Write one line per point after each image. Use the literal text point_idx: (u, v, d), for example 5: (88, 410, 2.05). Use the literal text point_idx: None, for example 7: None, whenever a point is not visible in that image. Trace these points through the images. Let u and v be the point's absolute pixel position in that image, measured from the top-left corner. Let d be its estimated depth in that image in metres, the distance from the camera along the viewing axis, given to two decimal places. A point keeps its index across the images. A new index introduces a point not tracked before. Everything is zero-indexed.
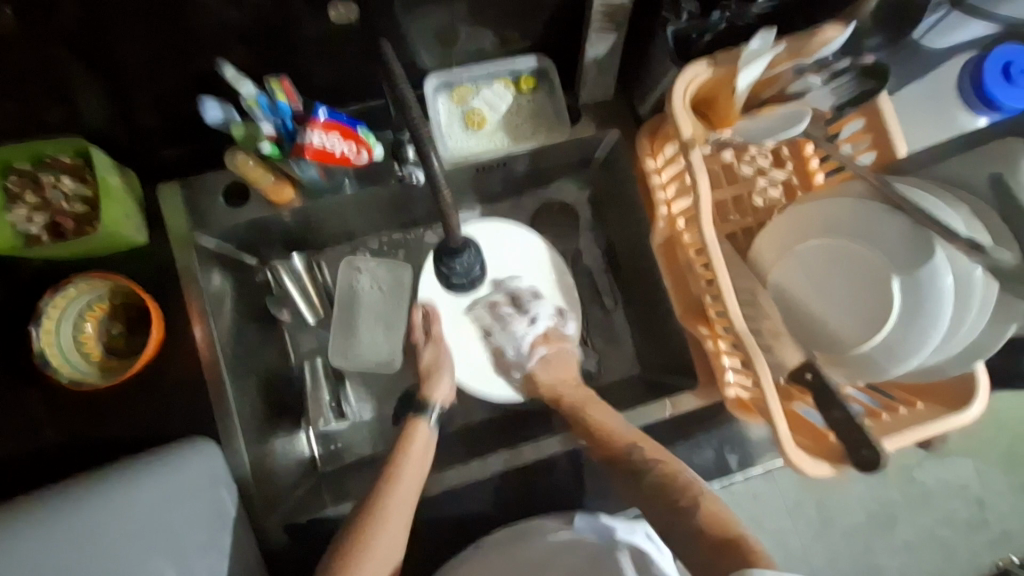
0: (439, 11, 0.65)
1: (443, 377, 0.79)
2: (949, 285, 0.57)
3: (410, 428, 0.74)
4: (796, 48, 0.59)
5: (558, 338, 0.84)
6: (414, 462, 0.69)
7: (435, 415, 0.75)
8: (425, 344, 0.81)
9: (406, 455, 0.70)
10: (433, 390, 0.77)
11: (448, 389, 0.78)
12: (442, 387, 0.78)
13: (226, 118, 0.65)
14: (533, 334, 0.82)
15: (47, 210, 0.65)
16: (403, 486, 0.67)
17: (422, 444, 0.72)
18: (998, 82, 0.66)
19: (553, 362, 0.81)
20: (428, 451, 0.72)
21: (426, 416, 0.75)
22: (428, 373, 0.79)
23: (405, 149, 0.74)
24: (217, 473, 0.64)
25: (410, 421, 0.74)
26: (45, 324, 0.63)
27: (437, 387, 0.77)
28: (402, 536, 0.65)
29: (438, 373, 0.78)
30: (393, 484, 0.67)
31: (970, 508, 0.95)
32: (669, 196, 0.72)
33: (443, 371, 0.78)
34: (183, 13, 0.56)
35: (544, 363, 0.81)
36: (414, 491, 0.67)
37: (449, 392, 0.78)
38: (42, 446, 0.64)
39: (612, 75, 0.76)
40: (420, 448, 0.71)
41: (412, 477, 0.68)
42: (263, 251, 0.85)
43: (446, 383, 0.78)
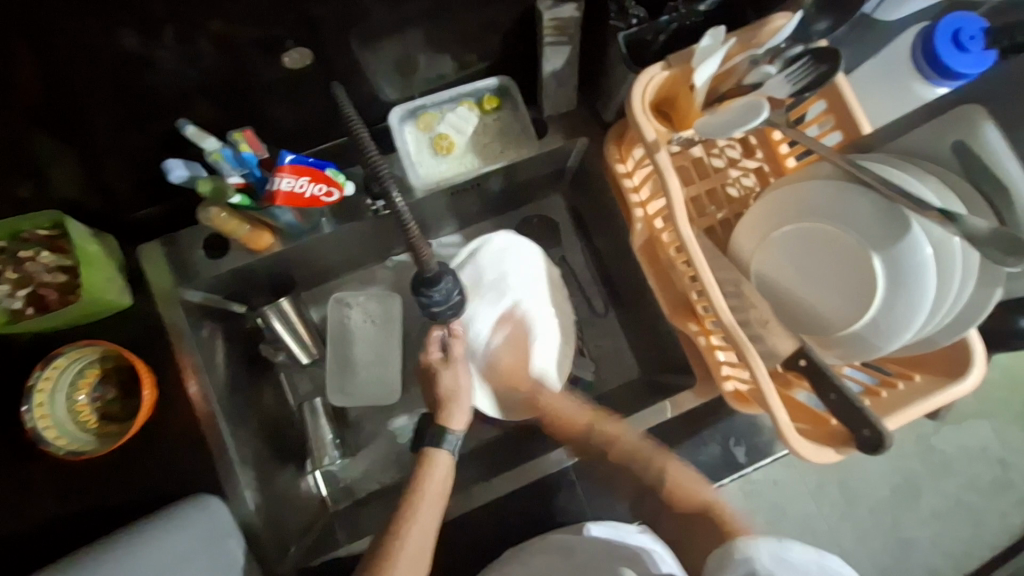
0: (395, 44, 0.66)
1: (461, 402, 0.72)
2: (928, 256, 0.57)
3: (427, 460, 0.69)
4: (747, 40, 0.61)
5: (516, 319, 0.85)
6: (430, 492, 0.66)
7: (450, 444, 0.70)
8: (444, 364, 0.73)
9: (423, 488, 0.66)
10: (450, 417, 0.71)
11: (464, 415, 0.72)
12: (459, 415, 0.71)
13: (191, 174, 0.66)
14: (492, 315, 0.84)
15: (28, 283, 0.66)
16: (425, 506, 0.65)
17: (438, 479, 0.68)
18: (949, 50, 0.66)
19: (514, 342, 0.84)
20: (444, 484, 0.68)
21: (444, 444, 0.70)
22: (445, 400, 0.72)
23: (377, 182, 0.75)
24: (223, 524, 0.63)
25: (426, 454, 0.69)
26: (37, 398, 0.63)
27: (454, 413, 0.71)
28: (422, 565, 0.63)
29: (458, 399, 0.71)
30: (420, 494, 0.65)
31: (994, 470, 0.94)
32: (644, 197, 0.73)
33: (462, 397, 0.71)
34: (144, 76, 0.57)
35: (505, 345, 0.83)
36: (432, 523, 0.64)
37: (466, 418, 0.72)
38: (42, 522, 0.63)
39: (573, 87, 0.77)
40: (439, 479, 0.67)
41: (432, 499, 0.65)
42: (251, 297, 0.85)
43: (464, 408, 0.72)
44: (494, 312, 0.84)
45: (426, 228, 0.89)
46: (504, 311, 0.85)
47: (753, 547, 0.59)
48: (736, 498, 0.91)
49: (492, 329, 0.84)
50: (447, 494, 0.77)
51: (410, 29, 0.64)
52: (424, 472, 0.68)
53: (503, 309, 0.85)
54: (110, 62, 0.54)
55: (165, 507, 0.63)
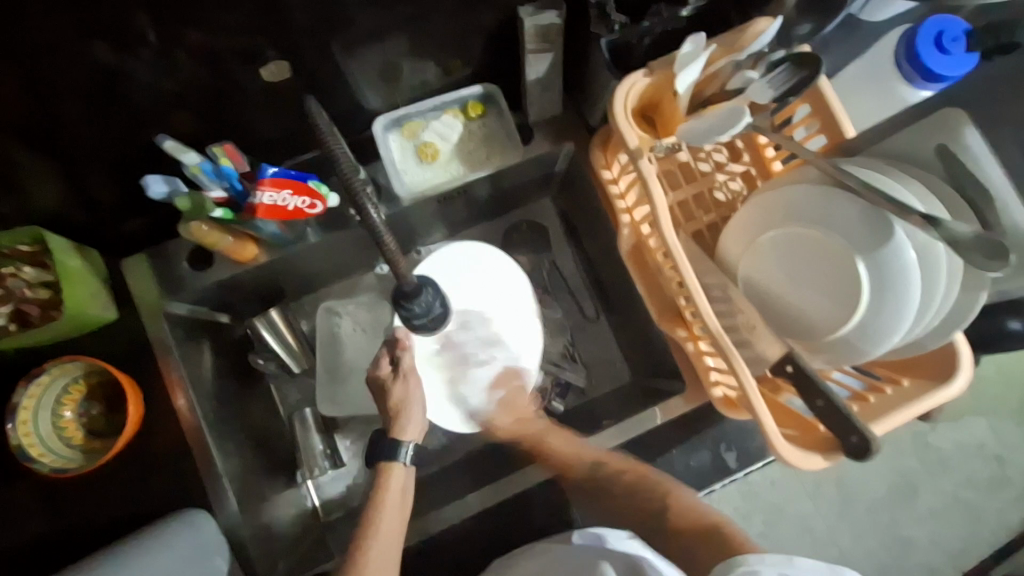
0: (378, 52, 0.65)
1: (413, 413, 0.69)
2: (912, 259, 0.57)
3: (383, 474, 0.67)
4: (729, 45, 0.60)
5: (513, 374, 0.79)
6: (392, 510, 0.65)
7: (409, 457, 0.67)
8: (394, 377, 0.70)
9: (385, 504, 0.65)
10: (402, 430, 0.68)
11: (418, 426, 0.69)
12: (412, 426, 0.68)
13: (171, 190, 0.65)
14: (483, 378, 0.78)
15: (10, 300, 0.66)
16: (386, 522, 0.64)
17: (397, 492, 0.66)
18: (932, 53, 0.66)
19: (511, 401, 0.78)
20: (405, 497, 0.67)
21: (400, 457, 0.67)
22: (397, 412, 0.69)
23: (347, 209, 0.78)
24: (209, 539, 0.63)
25: (382, 467, 0.67)
26: (21, 415, 0.62)
27: (407, 426, 0.68)
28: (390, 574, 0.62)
29: (409, 410, 0.68)
30: (381, 508, 0.64)
31: (991, 467, 0.94)
32: (630, 203, 0.72)
33: (412, 409, 0.68)
34: (121, 89, 0.56)
35: (500, 406, 0.78)
36: (396, 535, 0.64)
37: (421, 428, 0.69)
38: (29, 541, 0.63)
39: (557, 92, 0.77)
40: (396, 492, 0.65)
41: (393, 517, 0.64)
42: (239, 308, 0.84)
43: (418, 419, 0.69)
44: (486, 375, 0.78)
45: (414, 236, 0.89)
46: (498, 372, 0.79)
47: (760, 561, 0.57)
48: (731, 500, 0.91)
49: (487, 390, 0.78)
50: (438, 502, 0.77)
51: (391, 37, 0.63)
52: (383, 483, 0.67)
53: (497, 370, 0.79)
54: (86, 77, 0.53)
55: (152, 524, 0.63)
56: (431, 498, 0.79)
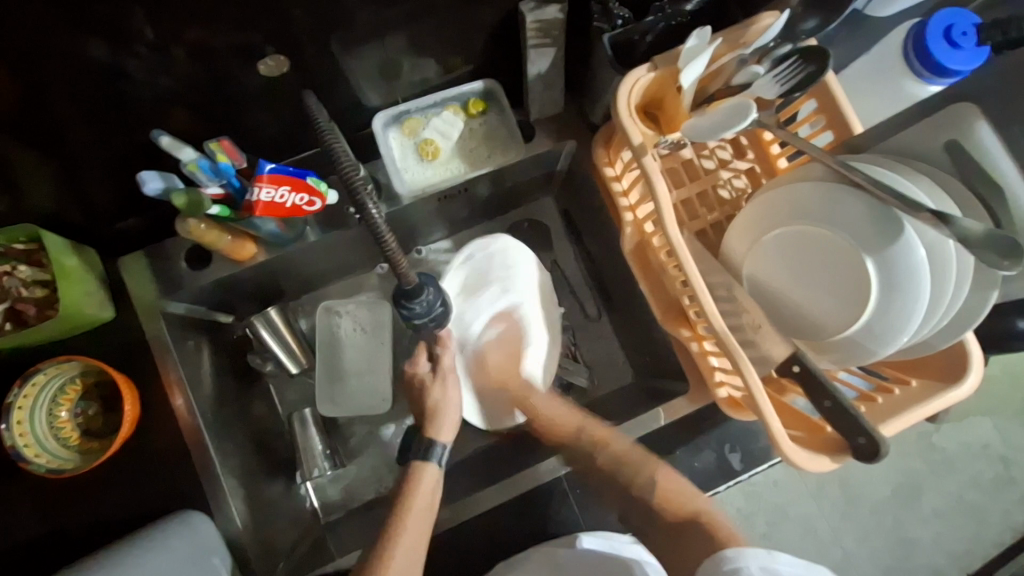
0: (378, 48, 0.64)
1: (449, 415, 0.71)
2: (922, 258, 0.56)
3: (415, 473, 0.67)
4: (734, 40, 0.60)
5: (512, 317, 0.83)
6: (417, 510, 0.64)
7: (440, 458, 0.68)
8: (433, 378, 0.72)
9: (412, 504, 0.64)
10: (439, 429, 0.70)
11: (452, 426, 0.71)
12: (447, 428, 0.70)
13: (167, 186, 0.64)
14: (494, 308, 0.83)
15: (6, 298, 0.65)
16: (413, 522, 0.63)
17: (428, 492, 0.66)
18: (941, 47, 0.65)
19: (507, 339, 0.83)
20: (433, 499, 0.66)
21: (433, 457, 0.68)
22: (433, 412, 0.70)
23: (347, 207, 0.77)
24: (207, 542, 0.62)
25: (415, 467, 0.68)
26: (16, 415, 0.62)
27: (443, 426, 0.70)
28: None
29: (444, 412, 0.70)
30: (406, 511, 0.64)
31: (996, 467, 0.93)
32: (633, 201, 0.72)
33: (449, 411, 0.70)
34: (118, 86, 0.55)
35: (497, 340, 0.83)
36: (422, 537, 0.63)
37: (454, 429, 0.71)
38: (25, 543, 0.62)
39: (559, 89, 0.76)
40: (428, 492, 0.65)
41: (421, 517, 0.64)
42: (238, 307, 0.84)
43: (453, 420, 0.71)
44: (494, 307, 0.84)
45: (415, 234, 0.88)
46: (502, 308, 0.84)
47: (743, 555, 0.62)
48: (735, 501, 0.90)
49: (489, 322, 0.83)
50: (439, 503, 0.76)
51: (391, 33, 0.62)
52: (413, 481, 0.67)
53: (502, 307, 0.84)
54: (83, 74, 0.52)
55: (149, 525, 0.62)
56: None
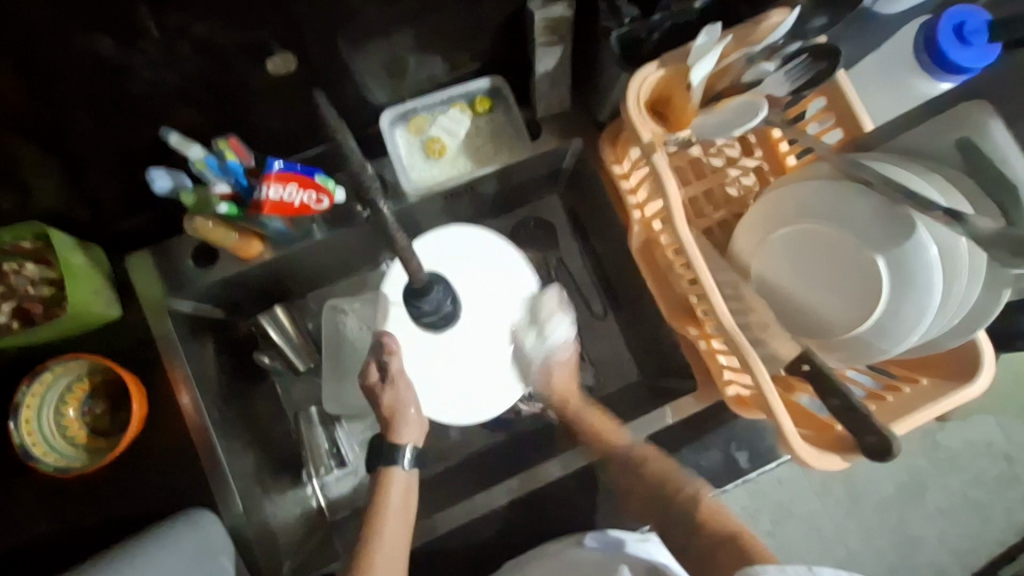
0: (384, 45, 0.64)
1: (408, 416, 0.67)
2: (936, 256, 0.55)
3: (383, 478, 0.65)
4: (744, 36, 0.58)
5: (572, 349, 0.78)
6: (393, 514, 0.63)
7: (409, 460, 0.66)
8: (382, 385, 0.67)
9: (387, 508, 0.63)
10: (401, 434, 0.66)
11: (415, 428, 0.67)
12: (408, 429, 0.66)
13: (175, 184, 0.64)
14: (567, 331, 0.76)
15: (13, 297, 0.65)
16: (392, 526, 0.62)
17: (401, 494, 0.65)
18: (953, 45, 0.65)
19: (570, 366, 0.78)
20: (409, 500, 0.65)
21: (399, 461, 0.65)
22: (390, 418, 0.67)
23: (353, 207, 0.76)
24: (214, 541, 0.62)
25: (382, 473, 0.65)
26: (24, 413, 0.62)
27: (403, 429, 0.66)
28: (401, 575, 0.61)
29: (400, 415, 0.66)
30: (383, 512, 0.62)
31: (1000, 465, 0.93)
32: (641, 199, 0.71)
33: (406, 413, 0.66)
34: (123, 83, 0.55)
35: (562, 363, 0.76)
36: (401, 539, 0.62)
37: (418, 429, 0.67)
38: (32, 542, 0.62)
39: (566, 86, 0.75)
40: (400, 494, 0.64)
41: (398, 519, 0.62)
42: (243, 306, 0.83)
43: (413, 421, 0.67)
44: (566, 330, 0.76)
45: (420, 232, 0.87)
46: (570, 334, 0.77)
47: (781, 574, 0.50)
48: (739, 500, 0.90)
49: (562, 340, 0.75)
50: (444, 501, 0.76)
51: (397, 29, 0.62)
52: (384, 486, 0.65)
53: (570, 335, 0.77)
54: (89, 71, 0.52)
55: (155, 525, 0.62)
56: (437, 498, 0.78)
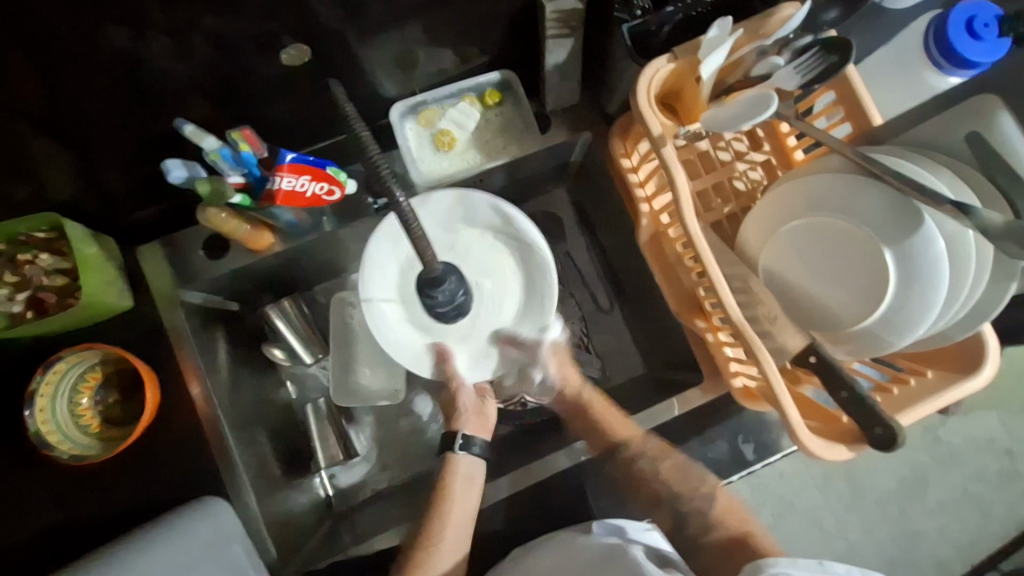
0: (395, 37, 0.64)
1: (466, 407, 0.71)
2: (941, 249, 0.56)
3: (448, 464, 0.69)
4: (754, 31, 0.60)
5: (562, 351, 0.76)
6: (457, 505, 0.66)
7: (464, 446, 0.69)
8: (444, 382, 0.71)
9: (451, 494, 0.67)
10: (459, 421, 0.71)
11: (478, 419, 0.71)
12: (469, 419, 0.71)
13: (190, 175, 0.63)
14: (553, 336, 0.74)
15: (27, 287, 0.65)
16: (456, 515, 0.66)
17: (463, 480, 0.68)
18: (962, 38, 0.65)
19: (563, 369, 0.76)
20: (470, 485, 0.68)
21: (458, 449, 0.69)
22: (451, 406, 0.72)
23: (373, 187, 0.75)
24: (226, 529, 0.63)
25: (446, 458, 0.69)
26: (38, 403, 0.62)
27: (465, 419, 0.71)
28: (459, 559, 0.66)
29: (459, 404, 0.71)
30: (448, 498, 0.66)
31: (1001, 461, 0.93)
32: (649, 193, 0.72)
33: (461, 403, 0.70)
34: (137, 73, 0.55)
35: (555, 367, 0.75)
36: (467, 524, 0.66)
37: (482, 422, 0.72)
38: (46, 529, 0.63)
39: (576, 79, 0.76)
40: (462, 486, 0.67)
41: (462, 511, 0.66)
42: (252, 297, 0.84)
43: (478, 414, 0.72)
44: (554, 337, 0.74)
45: None
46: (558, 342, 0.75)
47: (792, 564, 0.54)
48: (743, 492, 0.91)
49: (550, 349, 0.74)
50: None
51: (409, 22, 0.62)
52: (448, 473, 0.68)
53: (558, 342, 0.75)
54: (104, 61, 0.52)
55: (168, 513, 0.63)
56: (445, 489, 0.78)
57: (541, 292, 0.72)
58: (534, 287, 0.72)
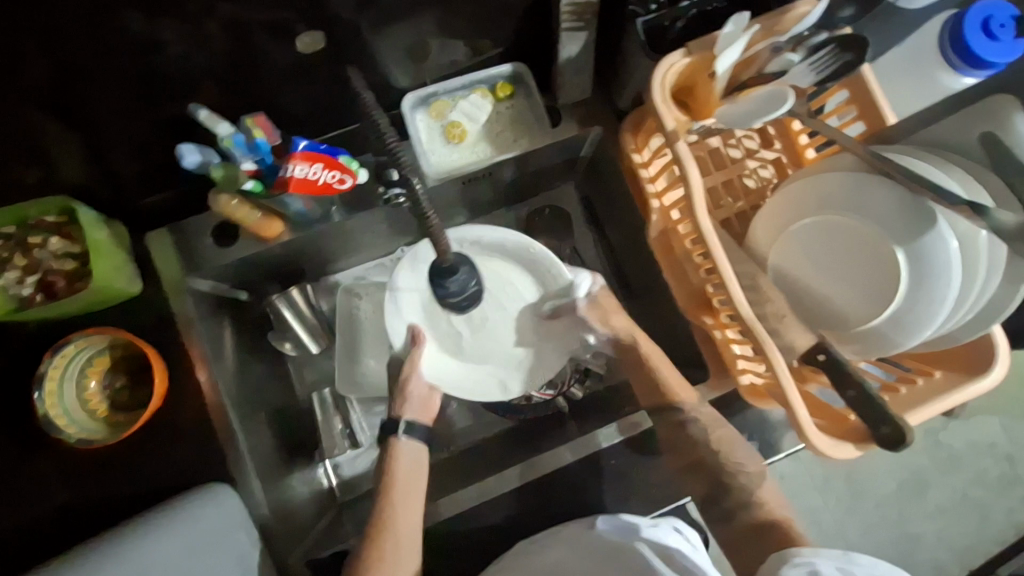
0: (408, 27, 0.64)
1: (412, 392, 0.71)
2: (953, 250, 0.56)
3: (388, 450, 0.67)
4: (768, 28, 0.60)
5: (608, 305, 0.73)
6: (400, 490, 0.65)
7: (407, 431, 0.68)
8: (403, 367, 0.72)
9: (395, 480, 0.65)
10: (404, 407, 0.70)
11: (423, 406, 0.71)
12: (411, 405, 0.70)
13: (203, 160, 0.65)
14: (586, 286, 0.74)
15: (36, 270, 0.65)
16: (400, 505, 0.64)
17: (408, 466, 0.67)
18: (979, 38, 0.65)
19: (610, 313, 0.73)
20: (415, 475, 0.66)
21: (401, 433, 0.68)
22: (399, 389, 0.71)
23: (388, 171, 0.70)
24: (231, 516, 0.63)
25: (387, 444, 0.68)
26: (47, 385, 0.62)
27: (407, 405, 0.70)
28: (410, 556, 0.63)
29: (406, 388, 0.70)
30: (392, 482, 0.65)
31: (1002, 466, 0.93)
32: (660, 188, 0.72)
33: (409, 387, 0.70)
34: (151, 58, 0.55)
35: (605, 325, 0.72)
36: (415, 516, 0.64)
37: (426, 412, 0.71)
38: (51, 513, 0.63)
39: (588, 74, 0.75)
40: (407, 470, 0.66)
41: (405, 497, 0.65)
42: (259, 286, 0.84)
43: (425, 400, 0.71)
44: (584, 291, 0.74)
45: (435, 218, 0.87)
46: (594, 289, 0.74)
47: (816, 554, 0.57)
48: None
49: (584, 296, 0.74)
50: (457, 485, 0.77)
51: (423, 12, 0.62)
52: (391, 458, 0.67)
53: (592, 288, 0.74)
54: (118, 44, 0.52)
55: (175, 498, 0.63)
56: (448, 481, 0.78)
57: (547, 274, 0.76)
58: (541, 271, 0.77)
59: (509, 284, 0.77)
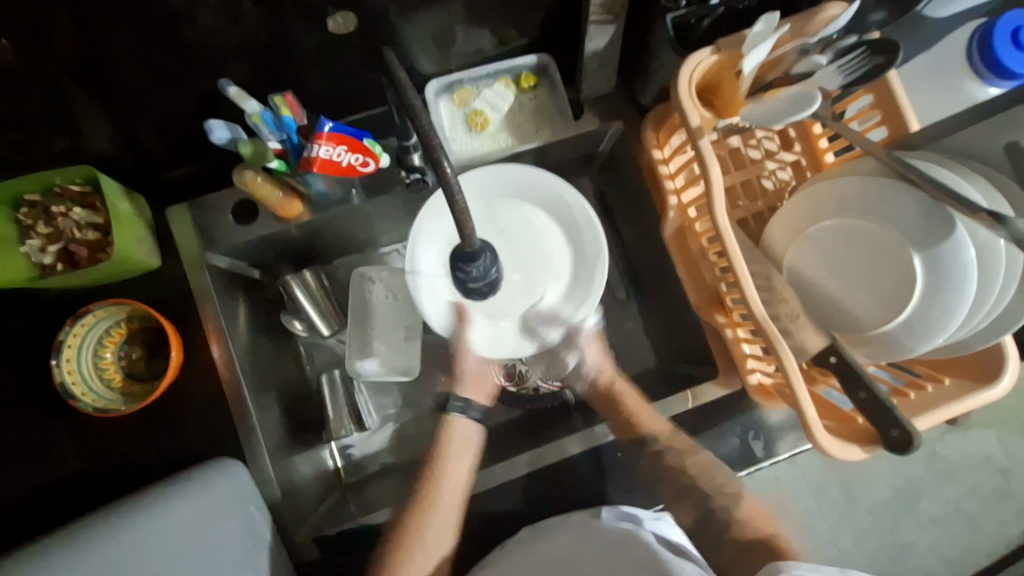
0: (437, 13, 0.64)
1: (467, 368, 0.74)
2: (971, 257, 0.57)
3: (447, 424, 0.72)
4: (798, 29, 0.59)
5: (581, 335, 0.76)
6: (454, 477, 0.69)
7: (463, 409, 0.73)
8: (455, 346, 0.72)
9: (448, 454, 0.70)
10: (464, 387, 0.74)
11: (478, 384, 0.75)
12: (468, 382, 0.74)
13: (232, 136, 0.66)
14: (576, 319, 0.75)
15: (59, 239, 0.66)
16: (448, 486, 0.68)
17: (459, 443, 0.71)
18: (1007, 47, 0.66)
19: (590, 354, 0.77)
20: (467, 451, 0.71)
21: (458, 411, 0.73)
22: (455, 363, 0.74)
23: (408, 155, 0.73)
24: (241, 488, 0.63)
25: (445, 418, 0.73)
26: (65, 352, 0.63)
27: (465, 383, 0.74)
28: (446, 539, 0.68)
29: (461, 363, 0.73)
30: (444, 457, 0.70)
31: (996, 479, 0.94)
32: (678, 185, 0.73)
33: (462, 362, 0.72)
34: (181, 31, 0.55)
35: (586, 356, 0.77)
36: (457, 503, 0.68)
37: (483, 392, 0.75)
38: (66, 476, 0.64)
39: (613, 67, 0.76)
40: (458, 446, 0.70)
41: (454, 481, 0.69)
42: (274, 266, 0.84)
43: (484, 379, 0.75)
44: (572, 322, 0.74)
45: None
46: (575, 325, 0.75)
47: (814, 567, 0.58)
48: None
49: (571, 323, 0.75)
50: None
51: None
52: (446, 433, 0.72)
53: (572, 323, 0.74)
54: (151, 18, 0.53)
55: (188, 469, 0.63)
56: None
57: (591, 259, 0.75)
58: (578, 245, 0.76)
59: (546, 252, 0.76)
